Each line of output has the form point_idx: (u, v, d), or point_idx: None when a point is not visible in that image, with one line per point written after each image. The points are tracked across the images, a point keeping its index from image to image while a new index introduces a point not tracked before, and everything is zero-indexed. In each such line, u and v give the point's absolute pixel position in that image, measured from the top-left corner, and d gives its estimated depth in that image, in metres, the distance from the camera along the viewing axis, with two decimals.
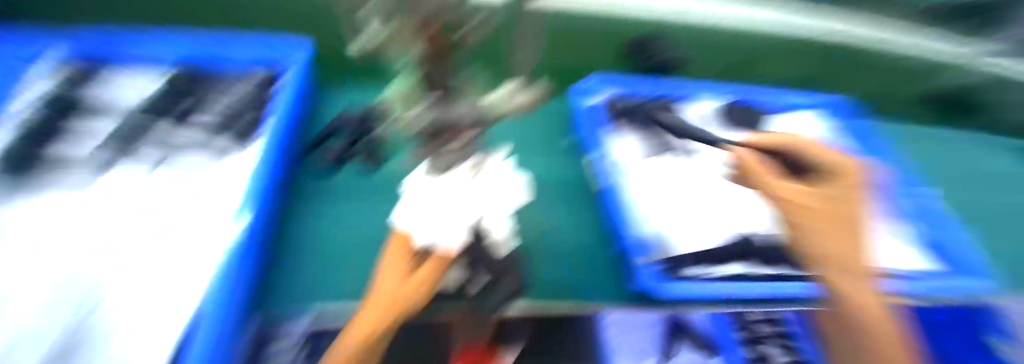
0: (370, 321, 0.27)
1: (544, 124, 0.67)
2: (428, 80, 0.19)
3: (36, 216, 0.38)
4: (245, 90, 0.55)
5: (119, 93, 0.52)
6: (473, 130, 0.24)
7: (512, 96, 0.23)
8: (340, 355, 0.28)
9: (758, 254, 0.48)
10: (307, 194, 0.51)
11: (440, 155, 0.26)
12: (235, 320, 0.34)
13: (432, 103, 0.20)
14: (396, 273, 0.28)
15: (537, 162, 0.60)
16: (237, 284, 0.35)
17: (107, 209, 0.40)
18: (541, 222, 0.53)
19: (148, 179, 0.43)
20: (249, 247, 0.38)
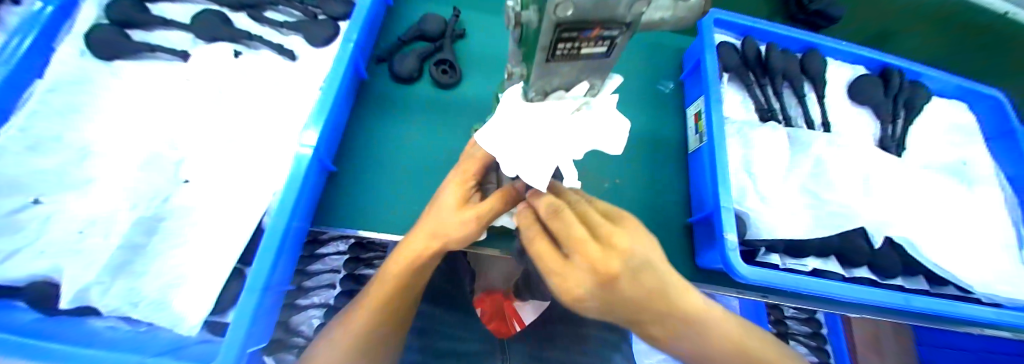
0: (423, 242, 0.32)
1: (650, 61, 0.56)
2: None
3: (146, 101, 0.43)
4: None
5: None
6: (600, 46, 0.19)
7: None
8: (394, 273, 0.33)
9: (853, 256, 0.42)
10: (378, 99, 0.47)
11: (549, 78, 0.22)
12: (299, 227, 0.37)
13: None
14: (454, 199, 0.32)
15: (630, 105, 0.53)
16: (304, 193, 0.37)
17: (198, 101, 0.43)
18: (617, 172, 0.49)
19: (231, 72, 0.44)
20: (319, 159, 0.39)
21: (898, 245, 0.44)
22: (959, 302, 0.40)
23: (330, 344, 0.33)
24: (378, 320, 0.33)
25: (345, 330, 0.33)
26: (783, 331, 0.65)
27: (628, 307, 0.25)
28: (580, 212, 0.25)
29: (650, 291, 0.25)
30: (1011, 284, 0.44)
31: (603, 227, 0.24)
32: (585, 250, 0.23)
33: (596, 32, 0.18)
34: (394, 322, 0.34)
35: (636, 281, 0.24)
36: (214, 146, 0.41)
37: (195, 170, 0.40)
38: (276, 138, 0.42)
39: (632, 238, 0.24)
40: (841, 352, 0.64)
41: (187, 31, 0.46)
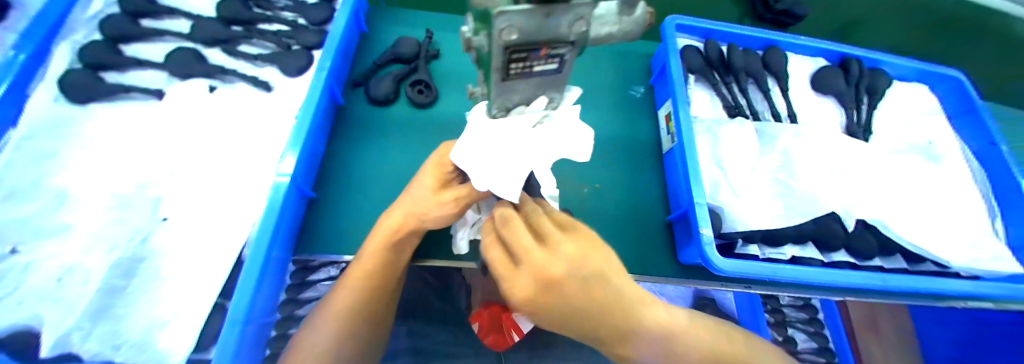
0: (400, 216, 0.34)
1: (620, 68, 0.58)
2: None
3: (123, 141, 0.43)
4: (294, 13, 0.51)
5: (176, 8, 0.50)
6: (551, 62, 0.20)
7: (609, 13, 0.18)
8: (377, 246, 0.35)
9: (829, 241, 0.43)
10: (356, 124, 0.48)
11: (508, 94, 0.23)
12: (280, 256, 0.37)
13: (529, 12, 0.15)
14: (431, 182, 0.33)
15: (604, 111, 0.55)
16: (284, 221, 0.37)
17: (175, 138, 0.43)
18: (597, 177, 0.50)
19: (207, 106, 0.45)
20: (297, 186, 0.39)
21: (870, 227, 0.45)
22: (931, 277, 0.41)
23: (310, 336, 0.32)
24: (359, 306, 0.34)
25: (327, 317, 0.33)
26: (781, 319, 0.66)
27: (580, 315, 0.26)
28: (532, 220, 0.27)
29: (602, 301, 0.25)
30: (981, 255, 0.45)
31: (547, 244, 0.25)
32: (530, 256, 0.24)
33: (544, 51, 0.19)
34: (376, 312, 0.35)
35: (580, 296, 0.25)
36: (193, 181, 0.41)
37: (174, 206, 0.40)
38: (255, 169, 0.42)
39: (579, 247, 0.25)
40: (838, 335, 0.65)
41: (162, 70, 0.47)
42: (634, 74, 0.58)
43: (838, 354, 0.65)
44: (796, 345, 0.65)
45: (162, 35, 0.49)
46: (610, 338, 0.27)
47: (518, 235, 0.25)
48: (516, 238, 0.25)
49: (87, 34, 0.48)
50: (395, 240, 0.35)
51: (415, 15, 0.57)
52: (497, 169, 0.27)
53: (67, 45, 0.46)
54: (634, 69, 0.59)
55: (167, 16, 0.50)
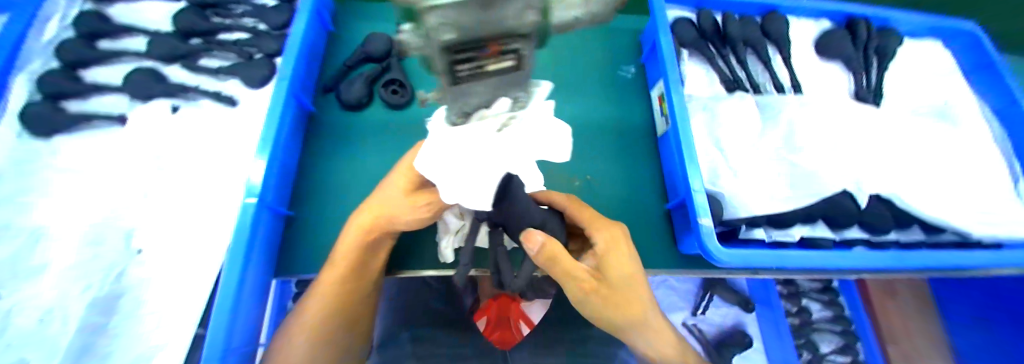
0: (370, 217, 0.32)
1: (607, 47, 0.54)
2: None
3: (91, 171, 0.41)
4: (256, 18, 0.48)
5: (131, 25, 0.47)
6: (507, 59, 0.17)
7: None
8: (345, 254, 0.33)
9: (840, 218, 0.40)
10: (331, 132, 0.46)
11: (465, 97, 0.20)
12: (258, 280, 0.36)
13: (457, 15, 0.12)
14: (402, 186, 0.30)
15: (593, 96, 0.51)
16: (257, 245, 0.35)
17: (143, 164, 0.41)
18: (589, 168, 0.47)
19: (173, 128, 0.43)
20: (269, 206, 0.37)
21: (885, 200, 0.42)
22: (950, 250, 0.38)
23: (292, 345, 0.32)
24: (336, 310, 0.33)
25: (305, 316, 0.33)
26: (795, 291, 0.68)
27: (619, 276, 0.32)
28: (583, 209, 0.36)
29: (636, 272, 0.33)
30: (1004, 219, 0.42)
31: (616, 229, 0.34)
32: (593, 223, 0.34)
33: (494, 50, 0.16)
34: (352, 312, 0.35)
35: (623, 293, 0.32)
36: (167, 208, 0.40)
37: (149, 236, 0.39)
38: (227, 191, 0.40)
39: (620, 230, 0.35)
40: (855, 305, 0.65)
41: (124, 93, 0.44)
42: (623, 53, 0.54)
43: (855, 321, 0.65)
44: (812, 314, 0.67)
45: (121, 55, 0.46)
46: (626, 305, 0.32)
47: (583, 210, 0.35)
48: (582, 213, 0.35)
49: (44, 63, 0.44)
50: (369, 241, 0.33)
51: (384, 9, 0.53)
52: (465, 179, 0.25)
53: (25, 76, 0.43)
54: (623, 46, 0.55)
55: (125, 34, 0.48)
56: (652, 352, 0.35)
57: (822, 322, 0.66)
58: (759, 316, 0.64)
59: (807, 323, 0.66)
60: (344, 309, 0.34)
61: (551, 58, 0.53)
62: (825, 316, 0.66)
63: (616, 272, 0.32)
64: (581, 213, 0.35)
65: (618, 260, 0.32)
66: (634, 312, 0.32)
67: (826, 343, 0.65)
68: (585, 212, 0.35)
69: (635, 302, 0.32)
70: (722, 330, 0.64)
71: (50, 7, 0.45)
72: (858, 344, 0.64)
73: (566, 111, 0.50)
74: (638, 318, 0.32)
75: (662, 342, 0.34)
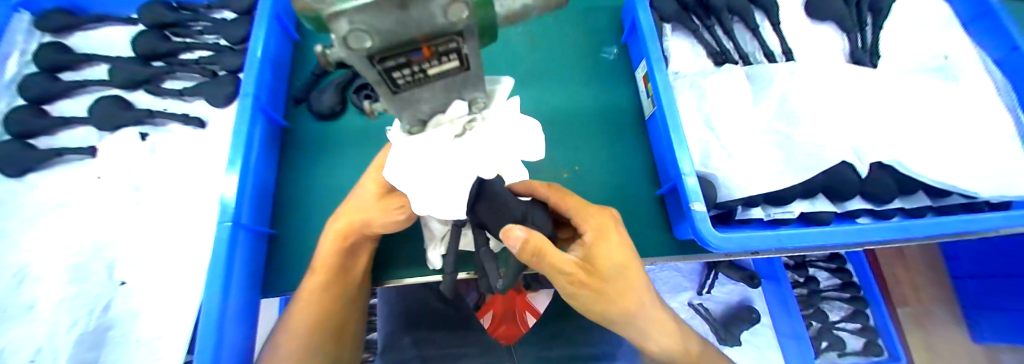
0: (345, 222, 0.31)
1: (586, 28, 0.52)
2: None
3: (62, 205, 0.40)
4: (218, 34, 0.46)
5: (92, 53, 0.46)
6: (450, 61, 0.16)
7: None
8: (324, 263, 0.32)
9: (842, 190, 0.38)
10: (307, 144, 0.45)
11: (414, 108, 0.18)
12: (242, 304, 0.35)
13: None
14: (373, 189, 0.30)
15: (574, 82, 0.49)
16: (237, 269, 0.34)
17: (114, 195, 0.40)
18: (575, 158, 0.45)
19: (144, 155, 0.41)
20: (246, 228, 0.36)
21: (888, 166, 0.40)
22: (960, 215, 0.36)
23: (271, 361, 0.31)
24: (315, 323, 0.33)
25: (288, 331, 0.32)
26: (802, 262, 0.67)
27: (613, 266, 0.30)
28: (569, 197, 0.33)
29: (630, 260, 0.31)
30: (1009, 174, 0.40)
31: (606, 218, 0.32)
32: (581, 212, 0.32)
33: (428, 51, 0.15)
34: (332, 325, 0.34)
35: (618, 283, 0.30)
36: (146, 237, 0.39)
37: (130, 268, 0.38)
38: (203, 215, 0.39)
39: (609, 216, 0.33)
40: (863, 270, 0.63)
41: (91, 125, 0.43)
42: (603, 33, 0.52)
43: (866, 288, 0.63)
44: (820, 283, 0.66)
45: (83, 86, 0.44)
46: (622, 296, 0.31)
47: (569, 199, 0.32)
48: (567, 202, 0.32)
49: (9, 101, 0.43)
50: (346, 247, 0.32)
51: None
52: (431, 188, 0.23)
53: None
54: (602, 26, 0.52)
55: (86, 64, 0.46)
56: (651, 342, 0.34)
57: (829, 289, 0.66)
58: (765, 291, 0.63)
59: (815, 292, 0.65)
60: (325, 322, 0.33)
61: (527, 46, 0.51)
62: (832, 284, 0.66)
63: (611, 263, 0.30)
64: (566, 201, 0.32)
65: (612, 250, 0.31)
66: (630, 301, 0.31)
67: (834, 312, 0.65)
68: (572, 201, 0.32)
69: (631, 292, 0.31)
70: (729, 307, 0.63)
71: (8, 43, 0.44)
72: (868, 310, 0.63)
73: (548, 100, 0.48)
74: (635, 307, 0.31)
75: (660, 330, 0.33)
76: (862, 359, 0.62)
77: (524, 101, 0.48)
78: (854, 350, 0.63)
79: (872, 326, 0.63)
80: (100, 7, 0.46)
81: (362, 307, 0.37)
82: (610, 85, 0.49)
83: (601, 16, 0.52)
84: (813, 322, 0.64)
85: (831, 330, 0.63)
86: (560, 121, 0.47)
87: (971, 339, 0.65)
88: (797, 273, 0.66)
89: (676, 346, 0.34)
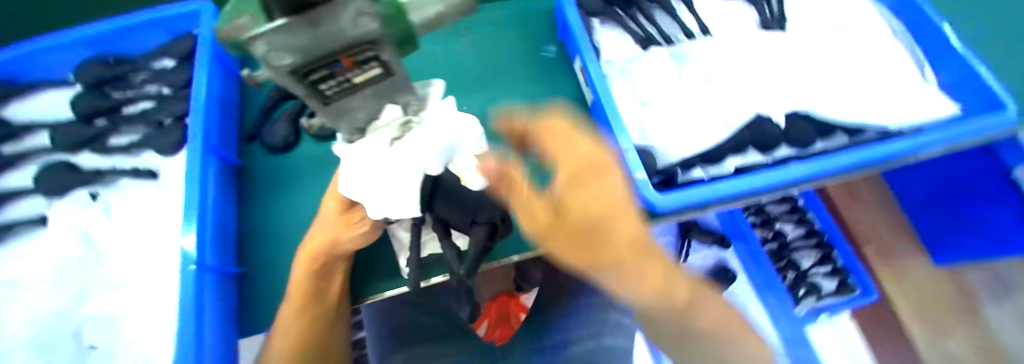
0: (311, 245, 0.31)
1: (523, 31, 0.55)
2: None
3: (14, 279, 0.38)
4: (159, 83, 0.46)
5: (31, 122, 0.45)
6: (373, 68, 0.18)
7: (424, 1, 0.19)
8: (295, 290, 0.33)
9: (766, 140, 0.42)
10: (267, 179, 0.45)
11: (349, 116, 0.21)
12: (218, 346, 0.34)
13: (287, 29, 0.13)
14: (332, 206, 0.31)
15: (519, 82, 0.52)
16: (208, 312, 0.34)
17: (68, 259, 0.39)
18: None
19: (98, 214, 0.41)
20: (212, 268, 0.36)
21: (805, 113, 0.44)
22: (877, 145, 0.39)
23: None
24: (285, 352, 0.32)
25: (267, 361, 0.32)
26: (767, 218, 0.71)
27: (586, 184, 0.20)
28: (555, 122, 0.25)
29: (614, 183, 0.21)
30: (915, 102, 0.45)
31: (604, 157, 0.22)
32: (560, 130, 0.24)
33: (348, 62, 0.16)
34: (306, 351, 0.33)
35: (588, 213, 0.20)
36: (108, 297, 0.37)
37: (95, 330, 0.36)
38: (166, 266, 0.38)
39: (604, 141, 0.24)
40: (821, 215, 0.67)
41: (39, 194, 0.41)
42: (539, 33, 0.55)
43: (829, 231, 0.67)
44: (788, 236, 0.69)
45: (26, 156, 0.43)
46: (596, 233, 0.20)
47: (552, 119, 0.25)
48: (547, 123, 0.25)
49: None
50: (318, 270, 0.32)
51: None
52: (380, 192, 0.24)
53: None
54: (538, 26, 0.56)
55: (28, 133, 0.45)
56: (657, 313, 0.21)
57: (798, 240, 0.69)
58: (737, 250, 0.67)
59: (785, 245, 0.69)
60: (295, 350, 0.32)
61: (471, 56, 0.53)
62: (798, 234, 0.69)
63: (583, 178, 0.20)
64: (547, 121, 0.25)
65: (586, 163, 0.21)
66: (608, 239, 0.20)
67: (806, 258, 0.67)
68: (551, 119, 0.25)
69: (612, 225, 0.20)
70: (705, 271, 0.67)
71: None
72: (834, 252, 0.65)
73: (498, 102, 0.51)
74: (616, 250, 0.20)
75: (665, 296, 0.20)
76: (840, 299, 0.63)
77: (476, 106, 0.50)
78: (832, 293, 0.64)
79: (841, 267, 0.64)
80: (33, 73, 0.46)
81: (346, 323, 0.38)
82: (554, 79, 0.52)
83: (535, 18, 0.56)
84: (788, 272, 0.67)
85: (806, 277, 0.65)
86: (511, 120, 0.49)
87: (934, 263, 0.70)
88: (763, 231, 0.71)
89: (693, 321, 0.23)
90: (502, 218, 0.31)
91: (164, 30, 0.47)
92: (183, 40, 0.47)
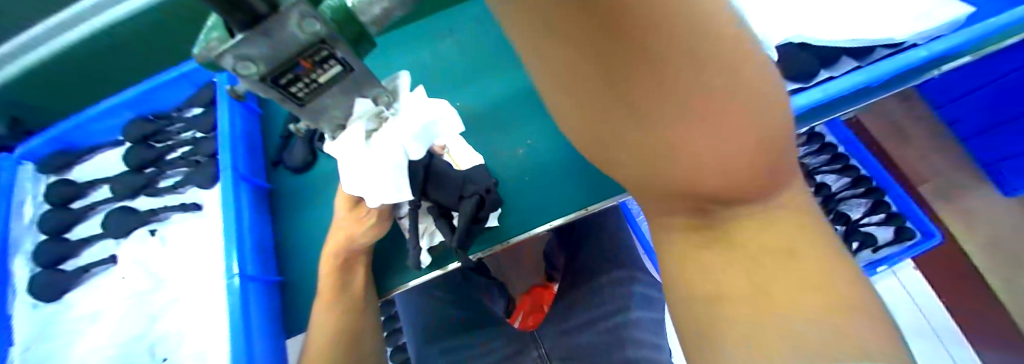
0: (335, 242, 0.35)
1: None
2: (228, 10, 0.14)
3: (101, 310, 0.45)
4: (192, 129, 0.53)
5: (93, 179, 0.52)
6: (333, 67, 0.21)
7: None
8: (327, 293, 0.35)
9: None
10: (297, 194, 0.50)
11: (327, 114, 0.24)
12: (265, 345, 0.39)
13: (248, 41, 0.16)
14: (344, 203, 0.35)
15: (504, 69, 0.54)
16: (255, 314, 0.38)
17: (140, 287, 0.45)
18: (525, 133, 0.49)
19: (156, 247, 0.47)
20: (253, 277, 0.40)
21: (800, 46, 0.43)
22: (879, 63, 0.38)
23: None
24: (344, 345, 0.34)
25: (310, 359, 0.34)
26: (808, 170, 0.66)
27: None
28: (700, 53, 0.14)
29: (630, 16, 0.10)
30: (928, 7, 0.41)
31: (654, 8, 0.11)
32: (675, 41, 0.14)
33: (307, 63, 0.19)
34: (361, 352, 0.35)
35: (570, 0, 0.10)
36: (173, 316, 0.43)
37: (166, 344, 0.42)
38: (214, 282, 0.43)
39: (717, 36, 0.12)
40: (866, 160, 0.64)
41: (106, 237, 0.48)
42: None
43: (877, 176, 0.64)
44: (832, 188, 0.64)
45: (93, 207, 0.50)
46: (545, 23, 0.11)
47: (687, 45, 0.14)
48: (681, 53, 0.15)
49: (34, 238, 0.49)
50: (340, 266, 0.36)
51: None
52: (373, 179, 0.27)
53: (22, 257, 0.47)
54: None
55: (91, 189, 0.52)
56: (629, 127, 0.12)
57: (843, 190, 0.64)
58: None
59: (832, 197, 0.63)
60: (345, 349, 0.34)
61: (456, 55, 0.56)
62: (844, 183, 0.64)
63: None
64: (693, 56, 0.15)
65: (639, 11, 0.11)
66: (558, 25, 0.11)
67: (856, 209, 0.63)
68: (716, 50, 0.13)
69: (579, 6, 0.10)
70: None
71: (21, 192, 0.50)
72: (886, 198, 0.62)
73: (488, 92, 0.53)
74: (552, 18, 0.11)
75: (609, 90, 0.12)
76: (896, 248, 0.60)
77: (467, 100, 0.53)
78: (888, 241, 0.61)
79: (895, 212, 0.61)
80: (91, 141, 0.54)
81: (374, 321, 0.37)
82: None
83: None
84: (839, 226, 0.62)
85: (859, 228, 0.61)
86: (502, 106, 0.51)
87: (1003, 193, 0.63)
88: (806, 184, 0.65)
89: (684, 88, 0.11)
90: (487, 190, 0.35)
91: (189, 83, 0.53)
92: (205, 87, 0.53)
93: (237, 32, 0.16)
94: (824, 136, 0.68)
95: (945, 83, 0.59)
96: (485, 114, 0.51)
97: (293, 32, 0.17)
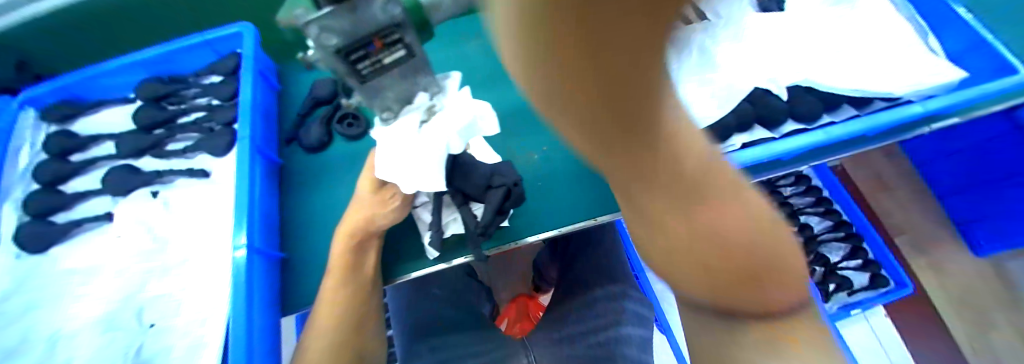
0: (349, 225, 0.35)
1: None
2: None
3: (90, 266, 0.44)
4: (206, 97, 0.52)
5: (97, 134, 0.51)
6: (398, 51, 0.22)
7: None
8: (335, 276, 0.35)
9: (770, 116, 0.44)
10: (308, 173, 0.50)
11: (381, 93, 0.26)
12: (265, 320, 0.38)
13: (333, 15, 0.17)
14: (368, 183, 0.35)
15: None
16: (257, 289, 0.38)
17: (134, 249, 0.44)
18: (543, 140, 0.50)
19: (157, 209, 0.46)
20: (259, 250, 0.40)
21: (808, 89, 0.45)
22: (880, 113, 0.40)
23: None
24: (348, 327, 0.34)
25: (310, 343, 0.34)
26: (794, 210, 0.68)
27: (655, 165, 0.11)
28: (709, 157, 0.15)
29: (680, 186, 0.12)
30: (927, 69, 0.45)
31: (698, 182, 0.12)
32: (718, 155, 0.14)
33: (379, 44, 0.20)
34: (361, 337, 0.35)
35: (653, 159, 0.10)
36: (168, 281, 0.42)
37: (156, 310, 0.41)
38: (215, 252, 0.43)
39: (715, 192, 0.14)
40: (850, 208, 0.67)
41: (104, 193, 0.47)
42: None
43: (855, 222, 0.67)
44: (815, 229, 0.68)
45: (94, 162, 0.49)
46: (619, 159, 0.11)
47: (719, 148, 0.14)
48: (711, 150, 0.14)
49: (26, 187, 0.47)
50: (355, 247, 0.36)
51: None
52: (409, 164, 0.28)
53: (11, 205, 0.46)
54: None
55: (93, 144, 0.51)
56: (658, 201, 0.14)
57: (824, 233, 0.67)
58: None
59: (814, 238, 0.66)
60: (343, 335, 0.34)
61: (482, 57, 0.57)
62: (826, 226, 0.68)
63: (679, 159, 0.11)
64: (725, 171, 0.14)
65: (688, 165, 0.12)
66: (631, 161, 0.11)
67: (834, 253, 0.66)
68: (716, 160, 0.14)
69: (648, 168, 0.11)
70: None
71: (19, 139, 0.48)
72: (863, 245, 0.65)
73: (510, 96, 0.54)
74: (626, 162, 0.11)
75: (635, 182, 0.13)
76: (873, 293, 0.63)
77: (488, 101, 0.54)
78: (864, 286, 0.64)
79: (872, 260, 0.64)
80: (100, 95, 0.53)
81: (377, 309, 0.38)
82: None
83: None
84: (818, 267, 0.64)
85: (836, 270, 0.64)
86: (522, 111, 0.52)
87: (974, 253, 0.67)
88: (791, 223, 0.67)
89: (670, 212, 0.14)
90: (514, 183, 0.36)
91: (211, 51, 0.52)
92: (228, 57, 0.52)
93: (325, 5, 0.17)
94: (812, 179, 0.70)
95: (934, 140, 0.63)
96: (505, 118, 0.52)
97: (375, 13, 0.18)
